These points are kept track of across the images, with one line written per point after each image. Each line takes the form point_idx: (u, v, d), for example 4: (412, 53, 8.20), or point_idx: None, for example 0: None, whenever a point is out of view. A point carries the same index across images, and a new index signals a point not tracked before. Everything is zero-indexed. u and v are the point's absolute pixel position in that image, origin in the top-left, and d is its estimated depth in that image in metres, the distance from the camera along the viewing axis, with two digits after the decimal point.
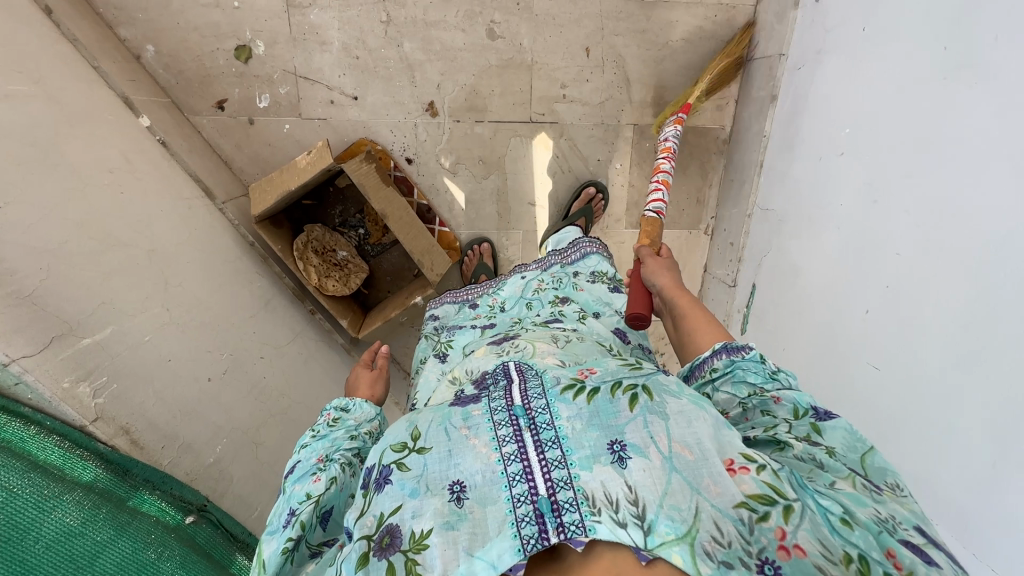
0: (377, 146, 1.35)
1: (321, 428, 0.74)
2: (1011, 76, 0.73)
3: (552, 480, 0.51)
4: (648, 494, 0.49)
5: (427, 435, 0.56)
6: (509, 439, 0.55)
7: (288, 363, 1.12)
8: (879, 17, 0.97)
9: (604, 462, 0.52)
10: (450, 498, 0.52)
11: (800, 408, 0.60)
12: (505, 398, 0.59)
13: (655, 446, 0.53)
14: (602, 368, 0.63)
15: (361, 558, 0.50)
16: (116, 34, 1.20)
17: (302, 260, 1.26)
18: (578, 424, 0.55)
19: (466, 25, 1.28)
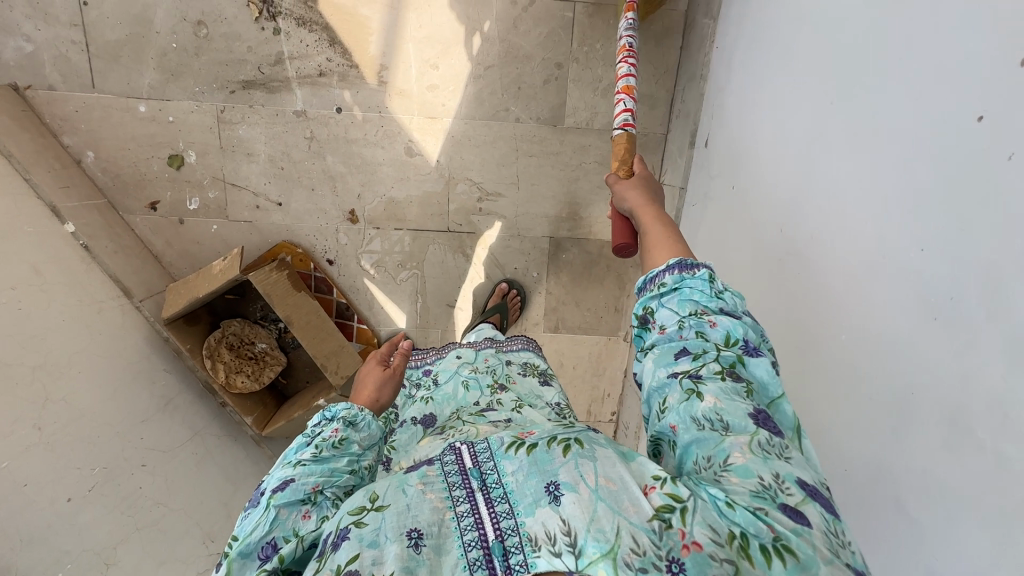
0: (297, 249, 1.41)
1: (323, 443, 0.56)
2: (822, 279, 0.76)
3: (500, 526, 0.44)
4: (578, 525, 0.42)
5: (386, 491, 0.47)
6: (460, 497, 0.47)
7: (176, 466, 1.16)
8: (743, 179, 1.01)
9: (544, 504, 0.44)
10: (408, 544, 0.42)
11: (732, 337, 0.54)
12: (453, 454, 0.51)
13: (586, 483, 0.44)
14: (541, 429, 0.54)
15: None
16: (60, 141, 1.30)
17: (211, 358, 1.32)
18: (519, 474, 0.47)
19: (385, 142, 1.36)
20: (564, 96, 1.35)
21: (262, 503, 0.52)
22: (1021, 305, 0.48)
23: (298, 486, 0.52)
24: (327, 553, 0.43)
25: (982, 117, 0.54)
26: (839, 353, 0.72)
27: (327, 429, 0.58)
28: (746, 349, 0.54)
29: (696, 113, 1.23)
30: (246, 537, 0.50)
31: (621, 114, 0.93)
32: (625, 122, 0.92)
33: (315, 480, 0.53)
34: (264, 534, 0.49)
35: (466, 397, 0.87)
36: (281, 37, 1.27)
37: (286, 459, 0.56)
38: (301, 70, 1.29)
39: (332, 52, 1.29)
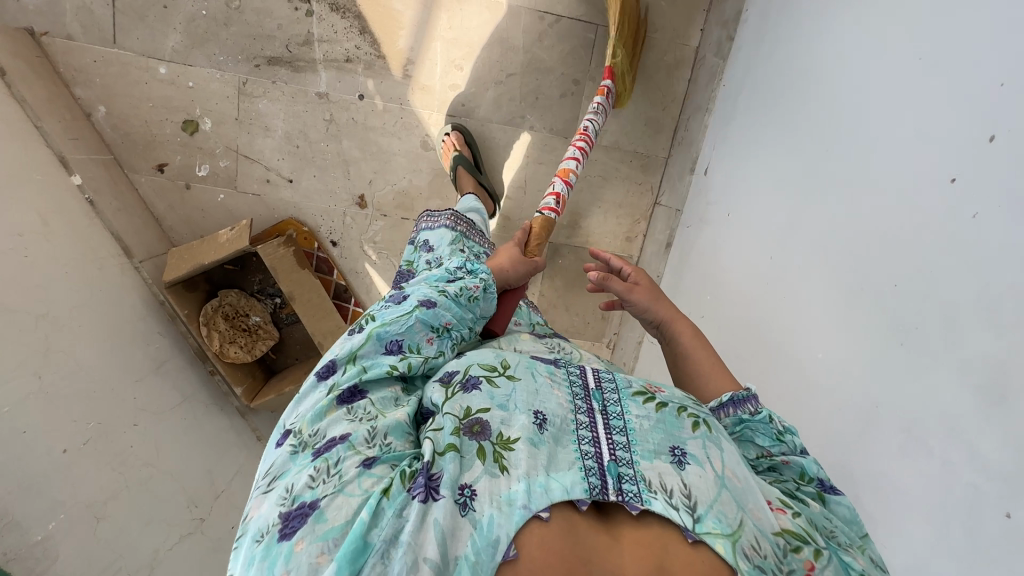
0: (303, 228, 1.43)
1: (463, 293, 0.69)
2: (804, 303, 0.86)
3: (617, 454, 0.55)
4: (700, 495, 0.52)
5: (515, 367, 0.61)
6: (582, 413, 0.59)
7: (166, 429, 1.17)
8: (738, 208, 1.11)
9: (665, 457, 0.55)
10: (534, 421, 0.56)
11: (806, 474, 0.60)
12: (583, 378, 0.63)
13: (712, 464, 0.55)
14: (670, 390, 0.64)
15: (450, 430, 0.54)
16: (71, 92, 1.28)
17: (207, 326, 1.32)
18: (645, 421, 0.58)
19: (403, 134, 1.40)
20: (578, 112, 1.43)
21: (408, 306, 0.65)
22: (974, 339, 0.59)
23: (438, 312, 0.65)
24: (456, 391, 0.59)
25: (955, 180, 0.64)
26: (814, 370, 0.82)
27: (468, 282, 0.70)
28: (823, 488, 0.60)
29: (699, 143, 1.33)
30: (386, 323, 0.63)
31: (551, 199, 1.13)
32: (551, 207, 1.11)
33: (450, 318, 0.66)
34: (399, 332, 0.63)
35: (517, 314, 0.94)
36: (313, 20, 1.30)
37: (430, 284, 0.69)
38: (329, 53, 1.32)
39: (362, 40, 1.32)
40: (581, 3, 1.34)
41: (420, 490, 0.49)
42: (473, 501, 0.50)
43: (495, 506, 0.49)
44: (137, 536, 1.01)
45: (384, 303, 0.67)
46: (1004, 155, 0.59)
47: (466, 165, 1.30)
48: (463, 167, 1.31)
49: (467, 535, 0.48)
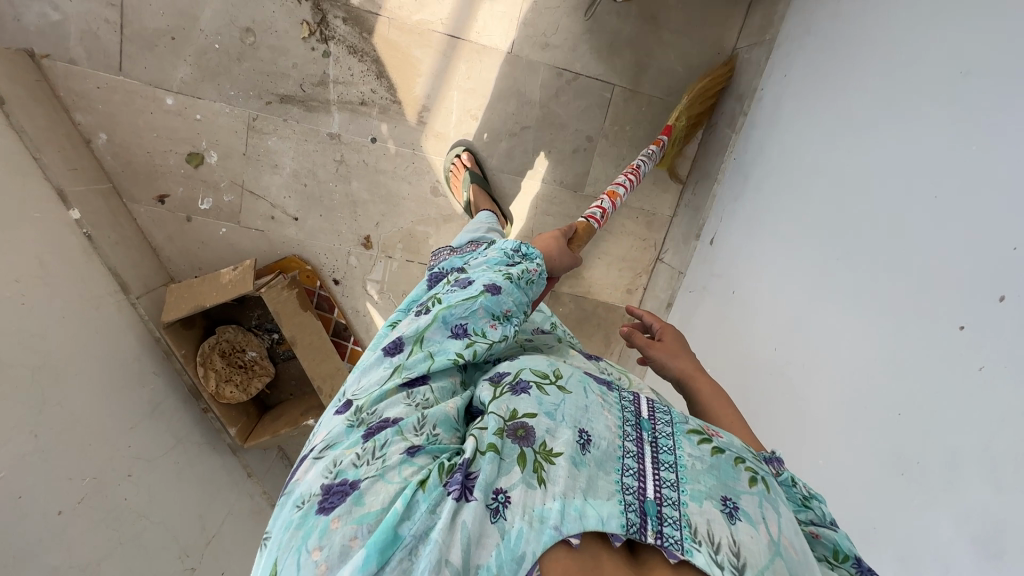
0: (307, 266, 1.42)
1: (522, 278, 0.64)
2: (807, 403, 0.90)
3: (662, 492, 0.47)
4: (751, 560, 0.44)
5: (567, 379, 0.54)
6: (632, 437, 0.51)
7: (159, 476, 1.15)
8: (745, 287, 1.15)
9: (716, 504, 0.47)
10: (579, 439, 0.49)
11: (841, 552, 0.50)
12: (635, 404, 0.55)
13: (767, 526, 0.46)
14: (728, 436, 0.55)
15: (492, 430, 0.47)
16: (71, 117, 1.23)
17: (203, 365, 1.30)
18: (698, 460, 0.50)
19: (413, 179, 1.39)
20: (589, 167, 1.44)
21: (473, 291, 0.59)
22: (973, 489, 0.63)
23: (502, 300, 0.60)
24: (505, 391, 0.52)
25: (963, 327, 0.68)
26: (814, 474, 0.85)
27: (530, 272, 0.65)
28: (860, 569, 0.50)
29: (706, 210, 1.36)
30: (452, 306, 0.58)
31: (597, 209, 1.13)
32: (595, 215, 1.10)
33: (511, 305, 0.60)
34: (462, 316, 0.57)
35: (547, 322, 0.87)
36: (329, 61, 1.27)
37: (494, 269, 0.64)
38: (343, 95, 1.30)
39: (378, 84, 1.30)
40: (600, 62, 1.35)
41: (457, 487, 0.43)
42: (505, 508, 0.43)
43: (525, 522, 0.42)
44: None
45: (451, 288, 0.62)
46: (1013, 319, 0.62)
47: (479, 181, 1.29)
48: (475, 183, 1.29)
49: (492, 545, 0.41)
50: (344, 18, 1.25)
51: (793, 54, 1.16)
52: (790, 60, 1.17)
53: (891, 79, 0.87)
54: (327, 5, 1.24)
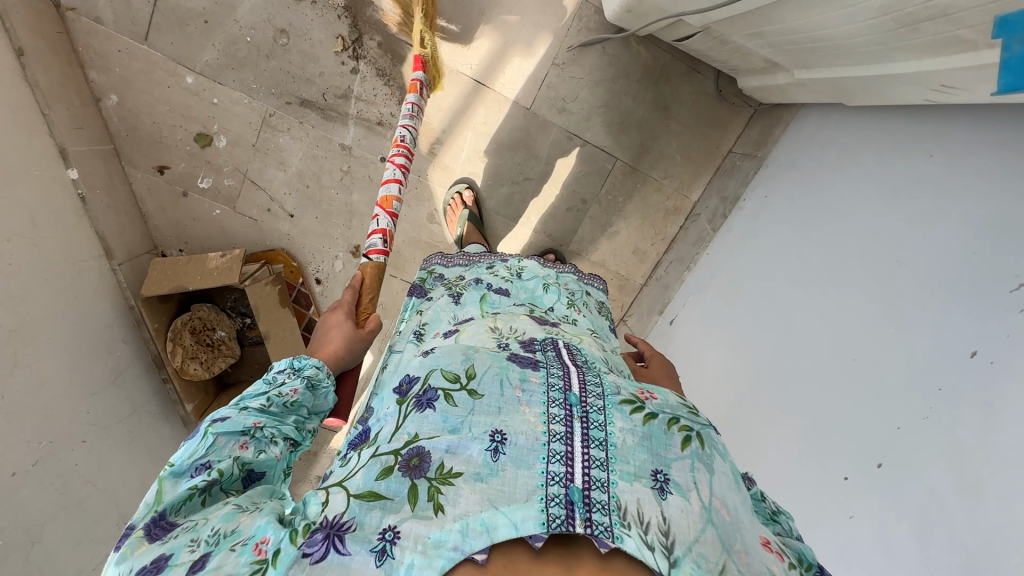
0: (292, 262, 1.44)
1: (275, 400, 0.56)
2: None
3: (590, 475, 0.43)
4: (682, 535, 0.41)
5: (480, 378, 0.51)
6: (558, 420, 0.48)
7: (111, 444, 1.18)
8: (692, 376, 1.26)
9: (645, 482, 0.44)
10: (487, 448, 0.46)
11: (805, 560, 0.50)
12: (564, 378, 0.52)
13: (698, 493, 0.44)
14: (664, 396, 0.53)
15: (381, 471, 0.45)
16: (85, 74, 1.25)
17: (173, 341, 1.34)
18: (628, 434, 0.46)
19: (413, 204, 1.45)
20: (578, 226, 1.52)
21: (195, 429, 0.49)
22: None
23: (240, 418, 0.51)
24: (411, 407, 0.51)
25: (847, 478, 0.82)
26: None
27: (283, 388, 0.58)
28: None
29: (675, 291, 1.48)
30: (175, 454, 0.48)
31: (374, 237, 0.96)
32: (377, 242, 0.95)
33: (261, 418, 0.53)
34: (200, 455, 0.47)
35: (531, 288, 0.87)
36: (356, 78, 1.32)
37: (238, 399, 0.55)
38: (362, 111, 1.35)
39: (398, 109, 1.35)
40: (608, 135, 1.44)
41: (317, 547, 0.41)
42: (393, 548, 0.41)
43: (419, 552, 0.40)
44: (64, 558, 1.03)
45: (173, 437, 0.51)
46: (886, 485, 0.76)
47: (475, 221, 1.37)
48: (472, 223, 1.37)
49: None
50: (379, 42, 1.31)
51: (778, 178, 1.29)
52: (773, 182, 1.29)
53: (848, 239, 1.00)
54: (366, 26, 1.29)
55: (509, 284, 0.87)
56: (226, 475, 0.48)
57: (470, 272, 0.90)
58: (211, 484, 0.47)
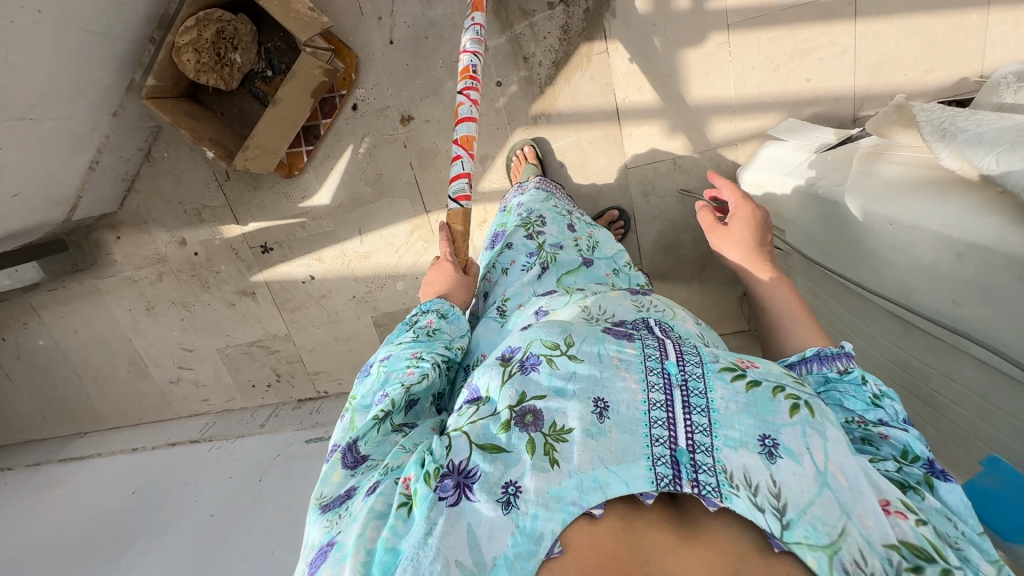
0: (352, 73, 1.39)
1: (421, 331, 0.77)
2: None
3: (694, 440, 0.51)
4: (792, 497, 0.48)
5: (579, 346, 0.59)
6: (656, 389, 0.55)
7: (53, 36, 1.08)
8: None
9: (752, 448, 0.50)
10: (593, 410, 0.54)
11: (911, 453, 0.55)
12: (658, 350, 0.59)
13: (812, 458, 0.49)
14: (766, 365, 0.58)
15: (500, 427, 0.55)
16: None
17: (196, 23, 1.21)
18: (728, 400, 0.53)
19: (487, 135, 1.42)
20: None
21: (372, 376, 0.71)
22: None
23: (402, 355, 0.71)
24: (516, 372, 0.58)
25: None
26: None
27: (422, 317, 0.79)
28: (931, 470, 0.54)
29: None
30: (362, 395, 0.68)
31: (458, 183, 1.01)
32: (463, 192, 1.00)
33: (415, 351, 0.72)
34: (376, 386, 0.68)
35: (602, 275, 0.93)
36: (546, 12, 1.31)
37: (392, 342, 0.75)
38: (523, 34, 1.33)
39: (548, 63, 1.35)
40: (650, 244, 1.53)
41: (451, 492, 0.52)
42: (517, 500, 0.50)
43: (542, 507, 0.49)
44: None
45: (361, 376, 0.72)
46: None
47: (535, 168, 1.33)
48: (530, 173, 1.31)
49: (507, 534, 0.48)
50: (585, 9, 1.30)
51: None
52: None
53: None
54: None
55: (585, 259, 0.94)
56: (395, 404, 0.65)
57: (522, 245, 0.94)
58: (386, 411, 0.65)
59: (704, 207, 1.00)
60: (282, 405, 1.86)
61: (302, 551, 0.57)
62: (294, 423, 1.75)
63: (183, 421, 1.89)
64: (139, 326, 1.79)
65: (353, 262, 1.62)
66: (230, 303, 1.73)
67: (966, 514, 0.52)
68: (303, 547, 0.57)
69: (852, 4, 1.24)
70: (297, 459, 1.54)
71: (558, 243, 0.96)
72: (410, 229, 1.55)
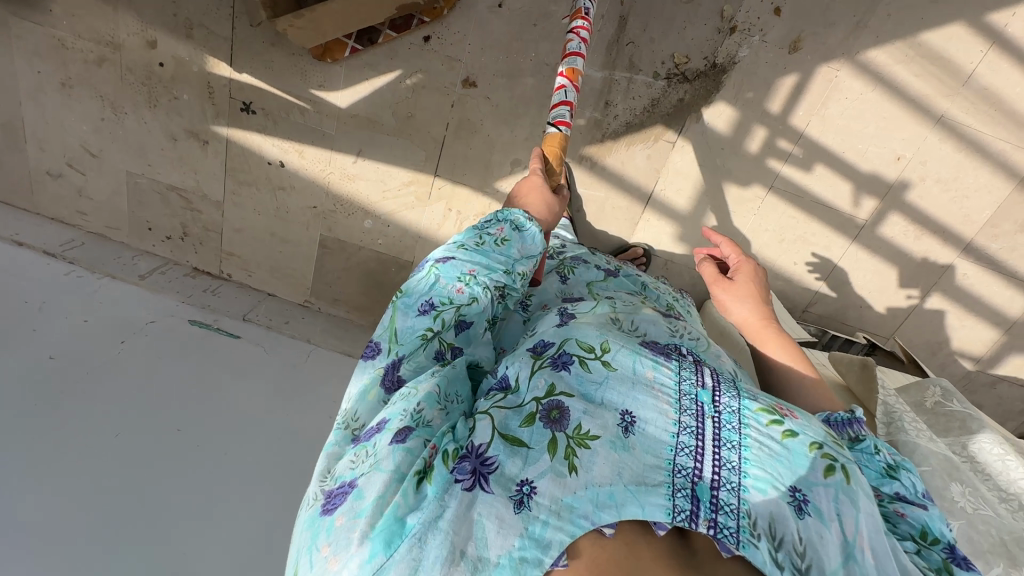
0: (444, 9, 1.27)
1: (488, 239, 0.72)
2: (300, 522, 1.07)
3: (719, 476, 0.51)
4: (816, 560, 0.47)
5: (613, 353, 0.60)
6: (688, 415, 0.56)
7: None
8: None
9: (780, 497, 0.50)
10: (622, 423, 0.54)
11: (930, 534, 0.54)
12: (695, 377, 0.60)
13: (841, 524, 0.49)
14: (806, 417, 0.57)
15: (525, 419, 0.54)
16: None
17: None
18: (761, 442, 0.53)
19: (532, 144, 1.40)
20: None
21: (428, 267, 0.68)
22: None
23: (459, 266, 0.68)
24: (546, 364, 0.59)
25: None
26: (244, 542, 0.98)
27: (490, 225, 0.74)
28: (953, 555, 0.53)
29: None
30: (411, 292, 0.67)
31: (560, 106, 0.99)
32: (563, 118, 0.99)
33: (473, 265, 0.68)
34: (426, 292, 0.66)
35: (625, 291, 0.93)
36: (649, 78, 1.31)
37: (454, 241, 0.73)
38: (618, 82, 1.32)
39: (622, 120, 1.36)
40: None
41: (465, 477, 0.50)
42: (530, 501, 0.49)
43: (554, 515, 0.48)
44: None
45: (414, 269, 0.70)
46: None
47: (563, 195, 1.35)
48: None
49: (516, 536, 0.47)
50: (678, 100, 1.33)
51: None
52: None
53: None
54: (698, 85, 1.31)
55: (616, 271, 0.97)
56: (442, 325, 0.65)
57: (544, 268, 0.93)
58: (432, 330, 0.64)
59: (704, 260, 0.97)
60: (173, 264, 1.66)
61: (321, 462, 0.58)
62: (179, 287, 1.56)
63: (41, 221, 1.58)
64: (41, 96, 1.45)
65: (333, 176, 1.49)
66: (171, 137, 1.49)
67: None
68: (321, 461, 0.59)
69: (857, 229, 1.44)
70: (171, 334, 1.30)
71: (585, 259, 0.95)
72: (409, 179, 1.47)
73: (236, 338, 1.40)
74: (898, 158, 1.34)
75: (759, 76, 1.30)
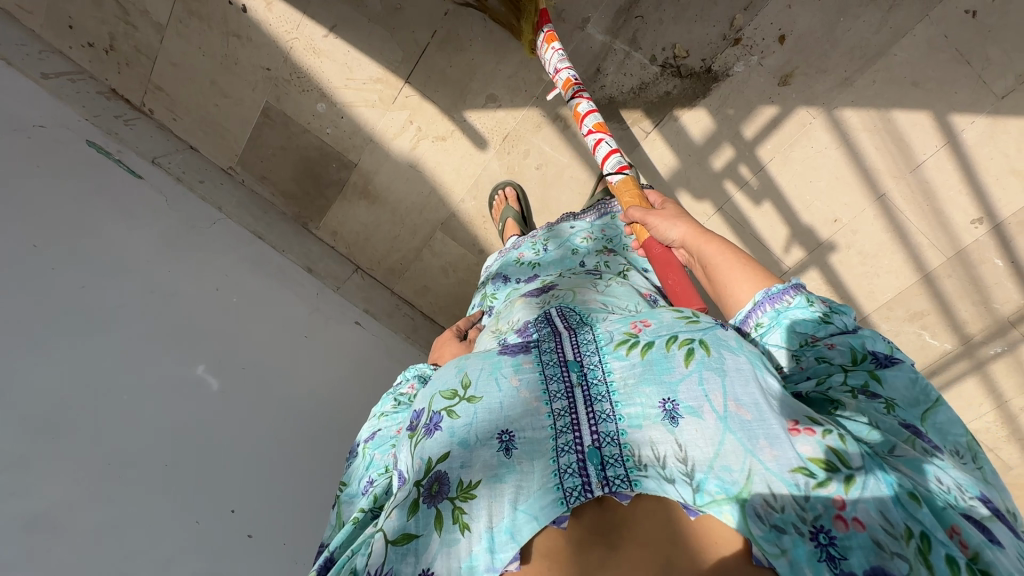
0: None
1: (403, 399, 0.86)
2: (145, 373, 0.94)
3: (597, 436, 0.58)
4: (698, 458, 0.55)
5: (474, 386, 0.64)
6: (558, 396, 0.62)
7: None
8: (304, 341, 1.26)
9: (655, 420, 0.58)
10: (499, 449, 0.60)
11: (858, 354, 0.59)
12: (557, 351, 0.66)
13: (711, 399, 0.56)
14: (658, 320, 0.66)
15: (410, 511, 0.60)
16: None
17: None
18: (625, 374, 0.62)
19: (512, 84, 1.36)
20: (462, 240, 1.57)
21: (361, 456, 0.81)
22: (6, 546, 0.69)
23: (387, 437, 0.80)
24: (422, 435, 0.65)
25: (248, 535, 0.91)
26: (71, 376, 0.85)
27: (404, 386, 0.89)
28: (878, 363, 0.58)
29: (387, 320, 1.55)
30: (351, 487, 0.78)
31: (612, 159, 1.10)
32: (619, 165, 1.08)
33: (398, 425, 0.81)
34: (365, 471, 0.78)
35: (575, 259, 1.08)
36: (644, 60, 1.37)
37: (376, 413, 0.85)
38: (615, 52, 1.38)
39: (606, 93, 1.43)
40: None
41: None
42: None
43: None
44: None
45: (352, 459, 0.83)
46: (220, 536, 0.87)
47: (517, 218, 1.37)
48: (512, 218, 1.36)
49: None
50: (665, 91, 1.39)
51: None
52: None
53: None
54: (687, 83, 1.37)
55: (538, 263, 1.10)
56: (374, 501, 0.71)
57: (479, 302, 1.12)
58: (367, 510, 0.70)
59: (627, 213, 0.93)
60: (88, 77, 1.45)
61: None
62: (86, 102, 1.37)
63: None
64: None
65: (297, 43, 1.37)
66: None
67: (914, 401, 0.56)
68: None
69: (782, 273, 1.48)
70: (56, 144, 1.13)
71: (509, 277, 1.10)
72: (378, 76, 1.38)
73: (135, 177, 1.24)
74: (835, 220, 1.38)
75: (744, 97, 1.34)
